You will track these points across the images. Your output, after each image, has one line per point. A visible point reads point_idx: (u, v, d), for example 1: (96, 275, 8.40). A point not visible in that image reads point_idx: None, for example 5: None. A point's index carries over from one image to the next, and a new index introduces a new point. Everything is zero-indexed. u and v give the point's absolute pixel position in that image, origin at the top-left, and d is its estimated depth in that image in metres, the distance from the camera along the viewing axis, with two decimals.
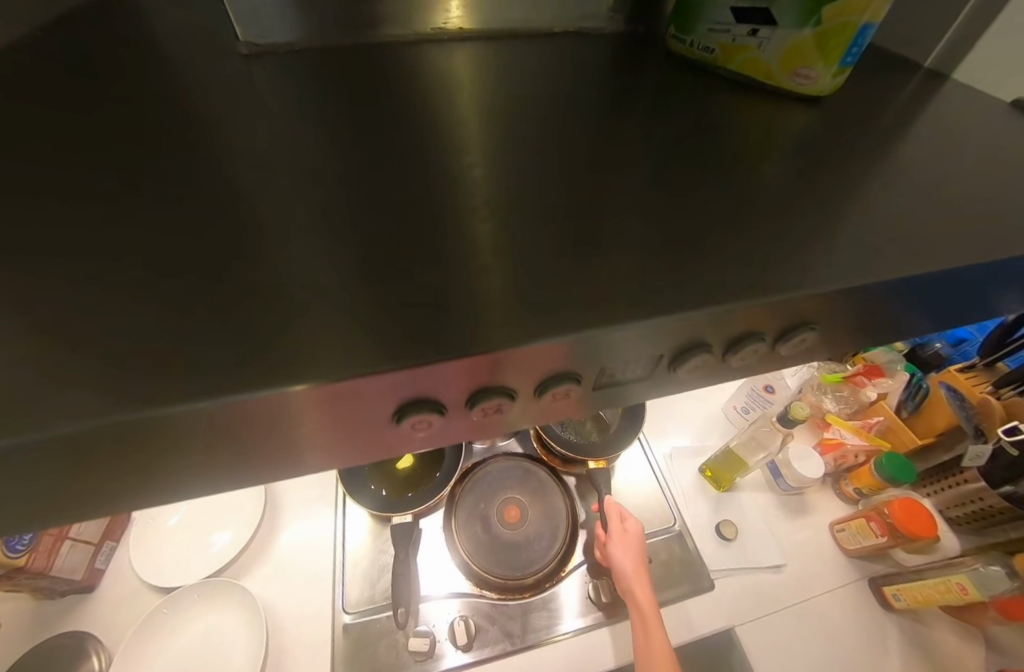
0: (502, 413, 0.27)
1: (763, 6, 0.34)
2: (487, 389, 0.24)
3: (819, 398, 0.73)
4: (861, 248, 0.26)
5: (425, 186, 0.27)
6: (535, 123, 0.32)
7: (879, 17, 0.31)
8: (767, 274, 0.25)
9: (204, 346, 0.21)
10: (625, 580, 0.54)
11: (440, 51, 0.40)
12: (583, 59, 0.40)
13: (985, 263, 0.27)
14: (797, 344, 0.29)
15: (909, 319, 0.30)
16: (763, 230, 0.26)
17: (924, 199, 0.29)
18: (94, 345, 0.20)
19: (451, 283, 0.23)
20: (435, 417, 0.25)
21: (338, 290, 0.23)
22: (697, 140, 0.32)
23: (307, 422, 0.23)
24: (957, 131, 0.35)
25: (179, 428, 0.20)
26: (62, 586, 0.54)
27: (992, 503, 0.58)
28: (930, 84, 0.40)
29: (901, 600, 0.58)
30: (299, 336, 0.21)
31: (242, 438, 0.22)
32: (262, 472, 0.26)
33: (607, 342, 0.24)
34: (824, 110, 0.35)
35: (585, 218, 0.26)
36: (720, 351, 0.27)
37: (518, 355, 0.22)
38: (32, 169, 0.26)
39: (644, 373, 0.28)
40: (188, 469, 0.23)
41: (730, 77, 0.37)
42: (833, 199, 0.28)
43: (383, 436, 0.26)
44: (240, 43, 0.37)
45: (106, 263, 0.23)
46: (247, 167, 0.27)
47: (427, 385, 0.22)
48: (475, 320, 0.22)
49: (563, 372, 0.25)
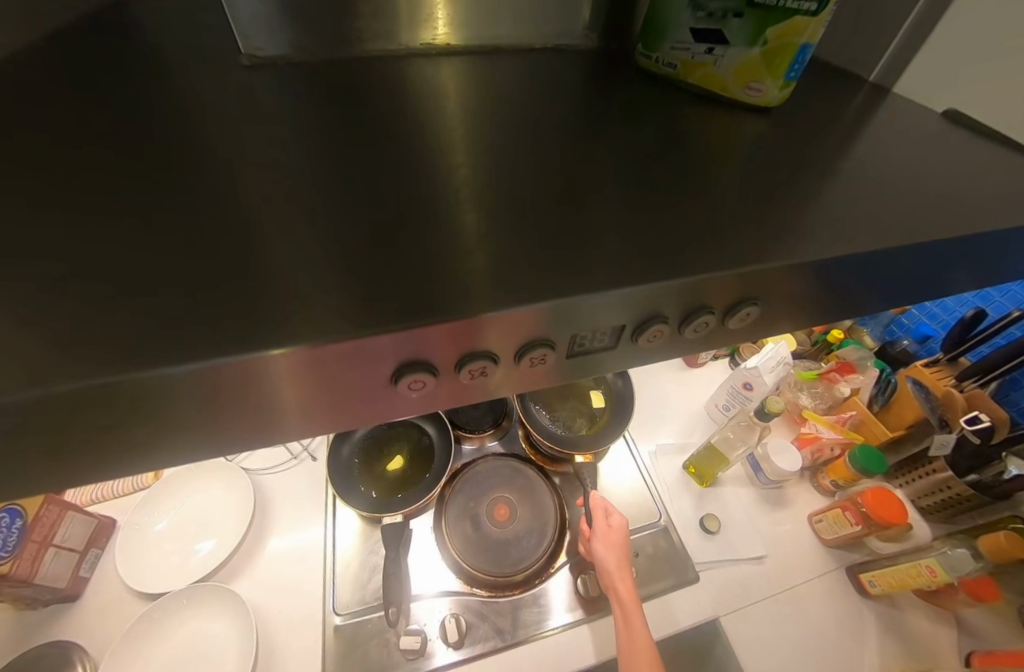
0: (488, 377, 0.29)
1: (716, 27, 0.36)
2: (474, 351, 0.26)
3: (795, 395, 0.76)
4: (811, 239, 0.29)
5: (409, 185, 0.29)
6: (511, 131, 0.34)
7: (815, 39, 0.34)
8: (723, 264, 0.27)
9: (199, 323, 0.22)
10: (606, 575, 0.55)
11: (425, 64, 0.42)
12: (559, 73, 0.42)
13: (919, 250, 0.30)
14: (743, 319, 0.31)
15: (856, 301, 0.33)
16: (720, 226, 0.29)
17: (869, 196, 0.32)
18: (98, 326, 0.22)
19: (428, 271, 0.25)
20: (428, 378, 0.27)
21: (324, 278, 0.25)
22: (663, 146, 0.35)
23: (305, 384, 0.25)
24: (897, 137, 0.38)
25: (177, 390, 0.22)
26: (47, 595, 0.53)
27: (960, 491, 0.62)
28: (874, 98, 0.43)
29: (876, 586, 0.61)
30: (285, 309, 0.23)
31: (239, 401, 0.24)
32: (260, 436, 0.27)
33: (578, 308, 0.26)
34: (775, 120, 0.38)
35: (554, 212, 0.29)
36: (677, 322, 0.30)
37: (499, 319, 0.25)
38: (38, 169, 0.27)
39: (612, 344, 0.31)
40: (184, 434, 0.25)
41: (691, 90, 0.40)
42: (785, 199, 0.31)
43: (379, 399, 0.28)
44: (241, 55, 0.39)
45: (108, 253, 0.24)
46: (240, 168, 0.29)
47: (419, 346, 0.25)
48: (454, 303, 0.24)
49: (540, 338, 0.27)
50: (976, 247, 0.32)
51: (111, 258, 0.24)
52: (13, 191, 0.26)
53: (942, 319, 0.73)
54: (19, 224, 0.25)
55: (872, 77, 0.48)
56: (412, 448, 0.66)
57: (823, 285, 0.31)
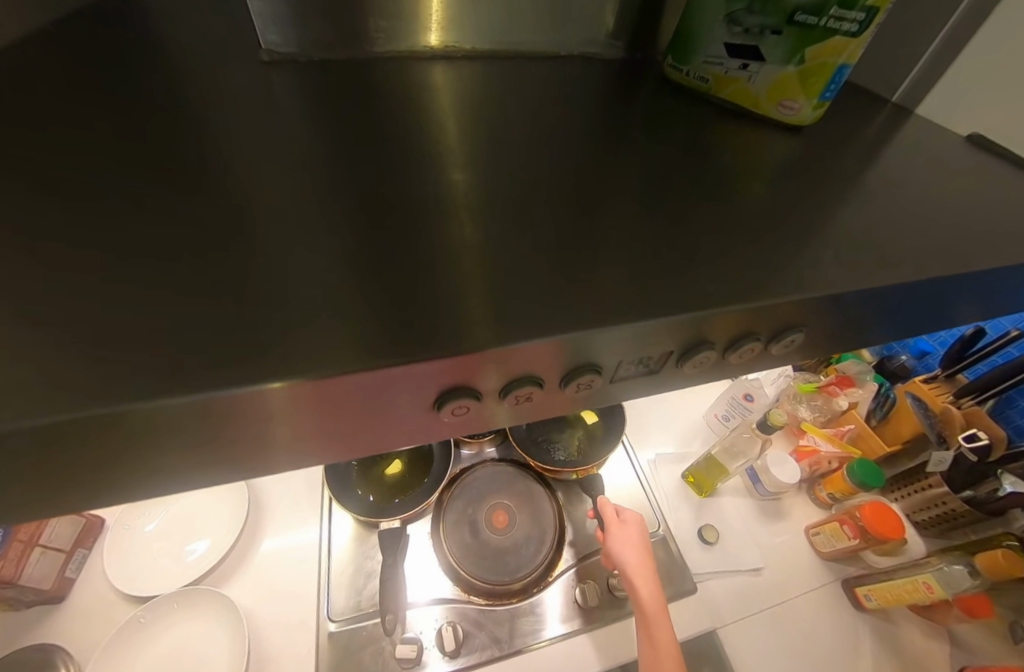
0: (532, 401, 0.28)
1: (752, 43, 0.36)
2: (516, 378, 0.25)
3: (794, 407, 0.75)
4: (842, 266, 0.29)
5: (422, 201, 0.28)
6: (533, 139, 0.34)
7: (854, 59, 0.34)
8: (754, 287, 0.27)
9: (204, 343, 0.21)
10: (626, 574, 0.54)
11: (446, 68, 0.41)
12: (581, 82, 0.42)
13: (948, 278, 0.30)
14: (787, 345, 0.31)
15: (877, 327, 0.33)
16: (750, 250, 0.29)
17: (893, 222, 0.32)
18: (100, 345, 0.21)
19: (442, 295, 0.24)
20: (472, 403, 0.26)
21: (338, 301, 0.23)
22: (690, 161, 0.34)
23: (313, 415, 0.23)
24: (919, 160, 0.38)
25: (171, 421, 0.21)
26: (30, 596, 0.52)
27: (955, 507, 0.62)
28: (894, 119, 0.44)
29: (872, 600, 0.61)
30: (294, 336, 0.22)
31: (239, 431, 0.23)
32: (259, 464, 0.26)
33: (605, 339, 0.25)
34: (805, 138, 0.38)
35: (577, 234, 0.28)
36: (721, 348, 0.29)
37: (537, 347, 0.24)
38: (43, 167, 0.26)
39: (654, 370, 0.30)
40: (174, 465, 0.23)
41: (721, 104, 0.40)
42: (812, 223, 0.31)
43: (410, 427, 0.27)
44: (259, 50, 0.38)
45: (108, 264, 0.23)
46: (252, 176, 0.28)
47: (459, 375, 0.24)
48: (467, 331, 0.23)
49: (586, 364, 0.26)
50: (998, 278, 0.32)
51: (113, 268, 0.23)
52: (13, 193, 0.25)
53: (940, 337, 0.74)
54: (13, 229, 0.23)
55: (894, 98, 0.48)
56: (411, 453, 0.65)
57: (851, 313, 0.30)
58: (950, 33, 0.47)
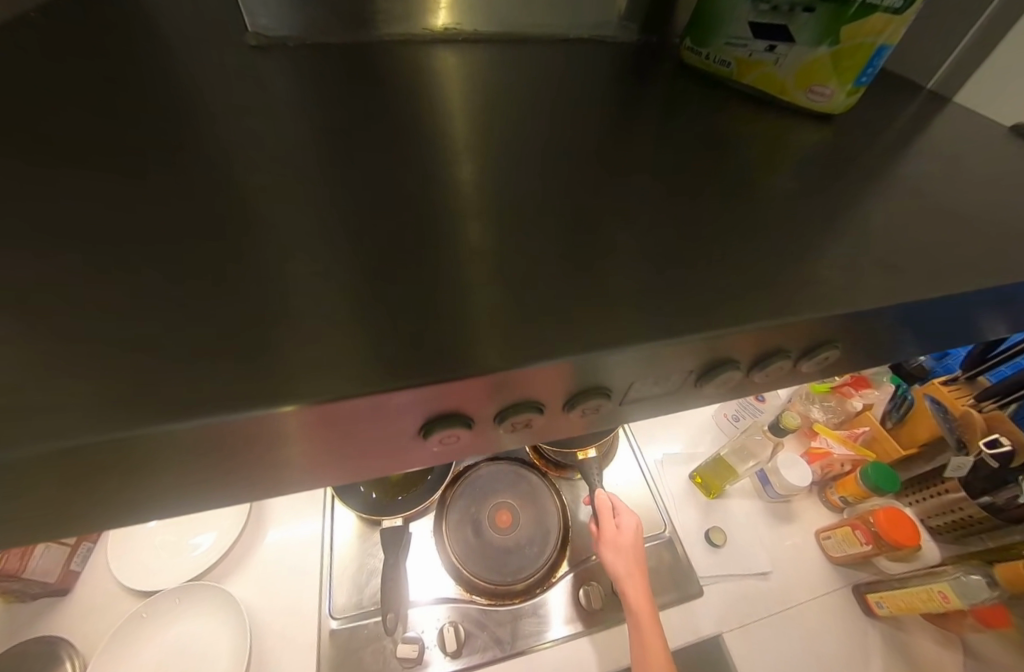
0: (531, 426, 0.27)
1: (781, 22, 0.34)
2: (516, 403, 0.24)
3: (807, 408, 0.74)
4: (883, 271, 0.27)
5: (432, 200, 0.27)
6: (543, 128, 0.32)
7: (894, 39, 0.32)
8: (789, 293, 0.25)
9: (207, 357, 0.20)
10: (616, 582, 0.53)
11: (450, 52, 0.40)
12: (593, 68, 0.40)
13: (998, 285, 0.28)
14: (821, 361, 0.29)
15: (914, 335, 0.31)
16: (784, 252, 0.27)
17: (932, 222, 0.30)
18: (94, 359, 0.19)
19: (460, 305, 0.23)
20: (463, 431, 0.24)
21: (349, 310, 0.22)
22: (713, 153, 0.32)
23: (318, 439, 0.22)
24: (956, 153, 0.36)
25: (174, 446, 0.19)
26: (35, 588, 0.52)
27: (972, 513, 0.60)
28: (928, 108, 0.41)
29: (884, 607, 0.59)
30: (301, 352, 0.20)
31: (241, 456, 0.21)
32: (261, 487, 0.25)
33: (611, 363, 0.23)
34: (835, 128, 0.36)
35: (596, 235, 0.26)
36: (746, 366, 0.27)
37: (546, 370, 0.22)
38: (30, 164, 0.25)
39: (671, 389, 0.28)
40: (176, 490, 0.22)
41: (744, 91, 0.38)
42: (847, 221, 0.29)
43: (403, 452, 0.25)
44: (247, 34, 0.37)
45: (105, 270, 0.22)
46: (249, 171, 0.27)
47: (454, 400, 0.22)
48: (482, 345, 0.22)
49: (591, 389, 0.25)
50: None
51: (103, 270, 0.22)
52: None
53: None
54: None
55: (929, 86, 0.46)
56: None
57: (893, 323, 0.28)
58: (989, 21, 0.44)
